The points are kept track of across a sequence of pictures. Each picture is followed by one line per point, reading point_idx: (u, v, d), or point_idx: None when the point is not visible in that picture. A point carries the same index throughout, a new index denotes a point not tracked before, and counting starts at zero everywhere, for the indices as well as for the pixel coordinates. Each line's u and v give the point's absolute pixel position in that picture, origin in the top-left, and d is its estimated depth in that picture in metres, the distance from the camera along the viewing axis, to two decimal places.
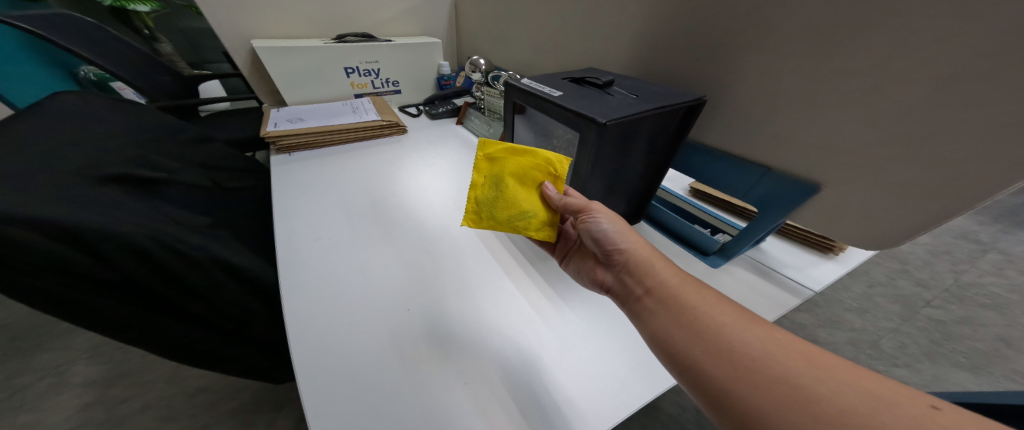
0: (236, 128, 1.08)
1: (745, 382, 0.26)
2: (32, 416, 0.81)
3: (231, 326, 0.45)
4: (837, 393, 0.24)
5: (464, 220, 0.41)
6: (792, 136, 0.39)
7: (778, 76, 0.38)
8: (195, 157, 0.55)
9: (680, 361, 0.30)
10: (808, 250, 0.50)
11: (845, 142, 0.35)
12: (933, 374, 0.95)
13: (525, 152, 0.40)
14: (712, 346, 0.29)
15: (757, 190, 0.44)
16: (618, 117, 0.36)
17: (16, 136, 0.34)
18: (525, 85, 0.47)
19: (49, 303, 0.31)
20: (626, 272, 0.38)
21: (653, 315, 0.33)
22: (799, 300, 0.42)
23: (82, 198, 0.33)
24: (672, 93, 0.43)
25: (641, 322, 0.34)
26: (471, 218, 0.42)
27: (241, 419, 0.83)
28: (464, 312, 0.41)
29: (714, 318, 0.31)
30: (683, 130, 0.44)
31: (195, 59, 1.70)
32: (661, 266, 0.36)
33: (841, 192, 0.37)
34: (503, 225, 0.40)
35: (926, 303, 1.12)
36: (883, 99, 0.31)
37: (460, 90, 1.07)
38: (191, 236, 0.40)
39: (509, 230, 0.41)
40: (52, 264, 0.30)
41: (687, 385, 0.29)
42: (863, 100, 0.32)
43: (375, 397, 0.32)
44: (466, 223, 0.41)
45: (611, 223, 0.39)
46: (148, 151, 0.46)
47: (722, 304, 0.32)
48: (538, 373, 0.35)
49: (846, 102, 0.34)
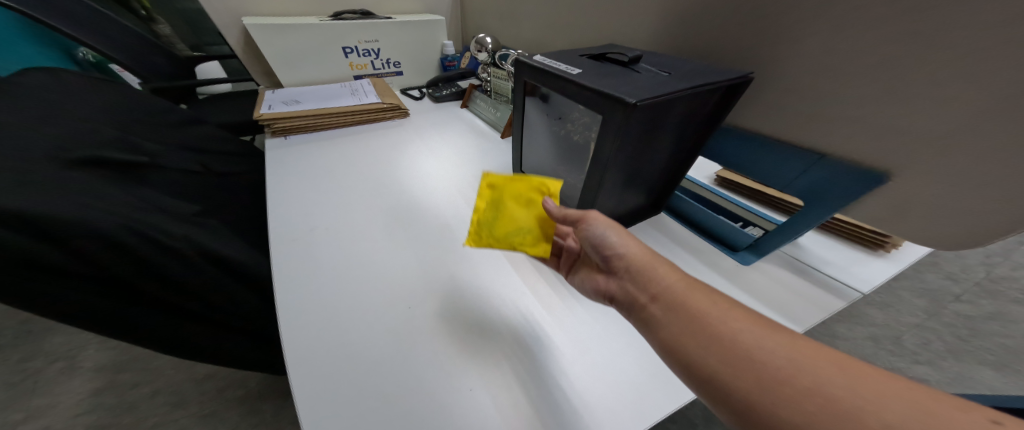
0: (234, 111, 1.04)
1: (773, 399, 0.21)
2: (44, 399, 0.82)
3: (225, 317, 0.44)
4: (883, 404, 0.18)
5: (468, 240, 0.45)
6: (849, 117, 0.34)
7: (840, 48, 0.33)
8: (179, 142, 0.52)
9: (694, 373, 0.25)
10: (855, 246, 0.46)
11: (915, 123, 0.30)
12: (956, 371, 0.91)
13: (519, 176, 0.41)
14: (729, 357, 0.23)
15: (806, 179, 0.39)
16: (650, 97, 0.30)
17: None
18: (538, 63, 0.42)
19: (25, 300, 0.29)
20: (627, 281, 0.32)
21: (658, 328, 0.28)
22: (846, 302, 0.39)
23: (50, 184, 0.30)
24: (710, 70, 0.38)
25: (647, 330, 0.29)
26: (475, 238, 0.44)
27: (249, 407, 0.83)
28: (468, 310, 0.38)
29: (726, 324, 0.25)
30: (719, 113, 0.39)
31: (196, 41, 1.64)
32: (665, 270, 0.31)
33: (911, 184, 0.32)
34: (501, 243, 0.41)
35: (955, 298, 1.06)
36: (977, 74, 0.26)
37: (464, 71, 1.01)
38: (175, 226, 0.38)
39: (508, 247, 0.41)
40: (19, 259, 0.27)
41: (705, 404, 0.24)
42: (949, 72, 0.27)
43: (371, 405, 0.29)
44: (468, 243, 0.45)
45: (610, 229, 0.34)
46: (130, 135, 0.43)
47: (736, 308, 0.26)
48: (548, 378, 0.32)
49: (926, 78, 0.28)
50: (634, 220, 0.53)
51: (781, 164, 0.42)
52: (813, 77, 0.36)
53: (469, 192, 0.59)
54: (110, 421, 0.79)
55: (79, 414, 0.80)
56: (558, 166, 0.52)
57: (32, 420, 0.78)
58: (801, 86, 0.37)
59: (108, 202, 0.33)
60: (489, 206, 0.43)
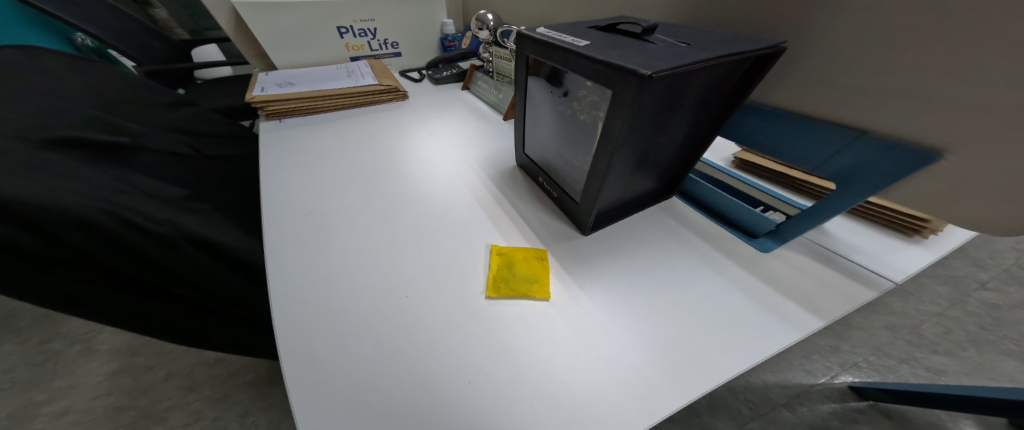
0: (232, 95, 1.02)
1: None
2: (65, 380, 0.85)
3: (216, 303, 0.45)
4: None
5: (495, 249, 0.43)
6: (900, 87, 0.30)
7: (884, 10, 0.29)
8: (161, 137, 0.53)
9: None
10: (888, 233, 0.43)
11: (974, 91, 0.26)
12: (977, 362, 0.88)
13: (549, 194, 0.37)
14: None
15: (839, 159, 0.35)
16: (667, 68, 0.27)
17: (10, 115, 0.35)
18: (542, 35, 0.38)
19: (36, 294, 0.31)
20: None
21: None
22: (875, 293, 0.36)
23: (40, 172, 0.31)
24: (736, 39, 0.33)
25: None
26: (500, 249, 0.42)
27: (259, 391, 0.85)
28: (466, 299, 0.36)
29: None
30: (743, 89, 0.35)
31: (195, 26, 1.60)
32: None
33: (964, 166, 0.28)
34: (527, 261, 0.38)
35: (980, 285, 1.05)
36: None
37: (466, 51, 0.97)
38: (158, 211, 0.39)
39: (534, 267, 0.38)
40: (24, 254, 0.29)
41: None
42: (1008, 36, 0.23)
43: (362, 395, 0.28)
44: (489, 293, 0.37)
45: None
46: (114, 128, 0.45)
47: None
48: (549, 371, 0.30)
49: (979, 45, 0.25)
50: (644, 205, 0.50)
51: (811, 142, 0.38)
52: (857, 40, 0.32)
53: (469, 176, 0.56)
54: (126, 402, 0.81)
55: (98, 395, 0.82)
56: (563, 149, 0.48)
57: (55, 401, 0.81)
58: (841, 54, 0.33)
59: (86, 186, 0.34)
60: (503, 255, 0.42)
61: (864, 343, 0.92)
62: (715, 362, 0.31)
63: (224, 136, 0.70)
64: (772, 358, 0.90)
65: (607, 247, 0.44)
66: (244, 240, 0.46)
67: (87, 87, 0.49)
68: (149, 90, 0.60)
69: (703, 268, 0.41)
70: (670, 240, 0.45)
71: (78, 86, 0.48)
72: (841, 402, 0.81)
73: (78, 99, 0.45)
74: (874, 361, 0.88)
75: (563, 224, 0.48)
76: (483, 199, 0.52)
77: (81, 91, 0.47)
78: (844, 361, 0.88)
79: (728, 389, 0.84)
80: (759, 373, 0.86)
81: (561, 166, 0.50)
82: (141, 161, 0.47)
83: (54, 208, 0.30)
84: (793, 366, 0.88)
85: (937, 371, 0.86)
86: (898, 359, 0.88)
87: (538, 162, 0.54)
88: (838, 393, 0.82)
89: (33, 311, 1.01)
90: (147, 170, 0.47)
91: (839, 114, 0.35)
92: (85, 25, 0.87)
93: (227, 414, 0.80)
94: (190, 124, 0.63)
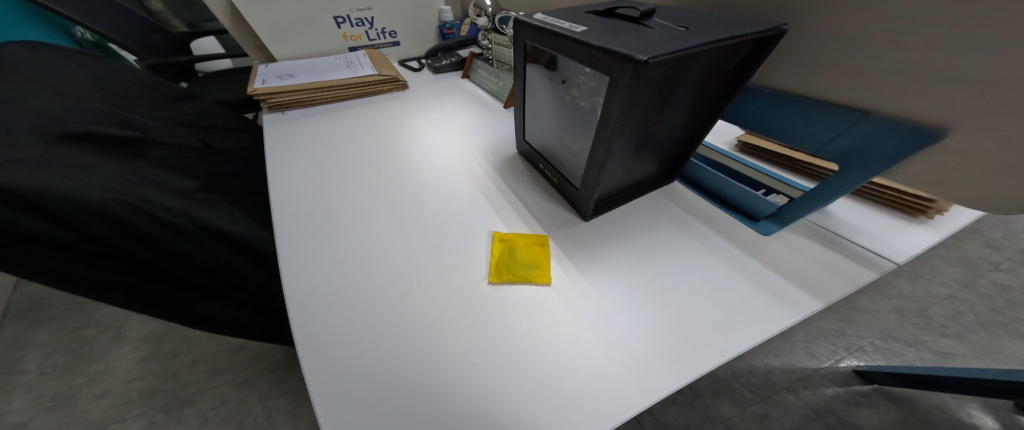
0: (235, 88, 1.03)
1: None
2: (99, 365, 0.89)
3: (232, 292, 0.48)
4: None
5: (495, 235, 0.43)
6: (908, 62, 0.29)
7: None
8: (168, 131, 0.55)
9: None
10: (892, 213, 0.42)
11: (984, 72, 0.25)
12: (986, 345, 0.87)
13: None
14: None
15: (840, 143, 0.35)
16: (665, 54, 0.26)
17: (28, 112, 0.36)
18: (539, 21, 0.38)
19: (68, 281, 0.33)
20: None
21: None
22: (875, 274, 0.36)
23: (60, 166, 0.33)
24: (737, 22, 0.33)
25: None
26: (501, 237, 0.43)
27: (278, 376, 0.89)
28: (470, 286, 0.37)
29: None
30: (744, 73, 0.34)
31: (191, 18, 1.59)
32: None
33: (973, 148, 0.28)
34: (518, 261, 0.40)
35: (993, 266, 1.03)
36: None
37: (465, 39, 0.96)
38: (176, 203, 0.41)
39: (523, 265, 0.39)
40: (51, 244, 0.31)
41: None
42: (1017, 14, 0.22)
43: (372, 379, 0.29)
44: (491, 279, 0.38)
45: None
46: (121, 124, 0.46)
47: None
48: (552, 354, 0.31)
49: (985, 24, 0.24)
50: (645, 190, 0.50)
51: (813, 125, 0.37)
52: (863, 13, 0.30)
53: (470, 163, 0.57)
54: (158, 386, 0.85)
55: (131, 379, 0.86)
56: (563, 136, 0.48)
57: (93, 384, 0.85)
58: (846, 35, 0.32)
59: (105, 179, 0.36)
60: (505, 242, 0.42)
61: (870, 327, 0.92)
62: (712, 345, 0.31)
63: (229, 129, 0.72)
64: (777, 342, 0.91)
65: (608, 233, 0.44)
66: (254, 230, 0.48)
67: (96, 83, 0.50)
68: (154, 86, 0.61)
69: (704, 252, 0.41)
70: (671, 225, 0.45)
71: (88, 82, 0.49)
72: (845, 385, 0.82)
73: (89, 95, 0.47)
74: (881, 345, 0.88)
75: (564, 211, 0.48)
76: (483, 186, 0.52)
77: (92, 87, 0.49)
78: (850, 346, 0.88)
79: (732, 373, 0.85)
80: (763, 357, 0.87)
81: (561, 154, 0.50)
82: (152, 154, 0.49)
83: (76, 200, 0.31)
84: (797, 350, 0.88)
85: (944, 354, 0.86)
86: (905, 343, 0.88)
87: (538, 148, 0.54)
88: (842, 377, 0.83)
89: (65, 300, 1.06)
90: (158, 163, 0.48)
91: (843, 94, 0.34)
92: (86, 20, 0.87)
93: (250, 397, 0.85)
94: (196, 119, 0.64)
